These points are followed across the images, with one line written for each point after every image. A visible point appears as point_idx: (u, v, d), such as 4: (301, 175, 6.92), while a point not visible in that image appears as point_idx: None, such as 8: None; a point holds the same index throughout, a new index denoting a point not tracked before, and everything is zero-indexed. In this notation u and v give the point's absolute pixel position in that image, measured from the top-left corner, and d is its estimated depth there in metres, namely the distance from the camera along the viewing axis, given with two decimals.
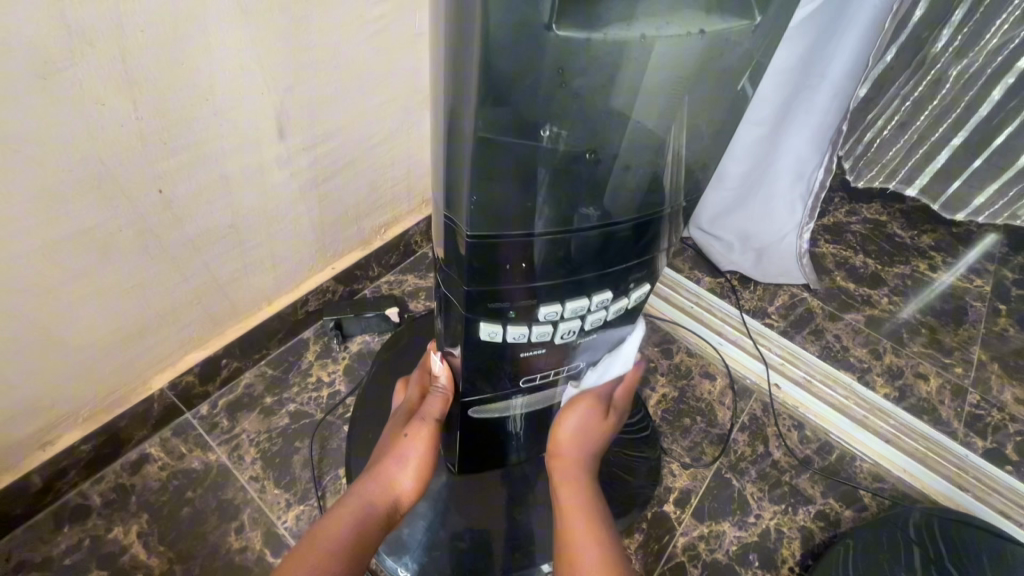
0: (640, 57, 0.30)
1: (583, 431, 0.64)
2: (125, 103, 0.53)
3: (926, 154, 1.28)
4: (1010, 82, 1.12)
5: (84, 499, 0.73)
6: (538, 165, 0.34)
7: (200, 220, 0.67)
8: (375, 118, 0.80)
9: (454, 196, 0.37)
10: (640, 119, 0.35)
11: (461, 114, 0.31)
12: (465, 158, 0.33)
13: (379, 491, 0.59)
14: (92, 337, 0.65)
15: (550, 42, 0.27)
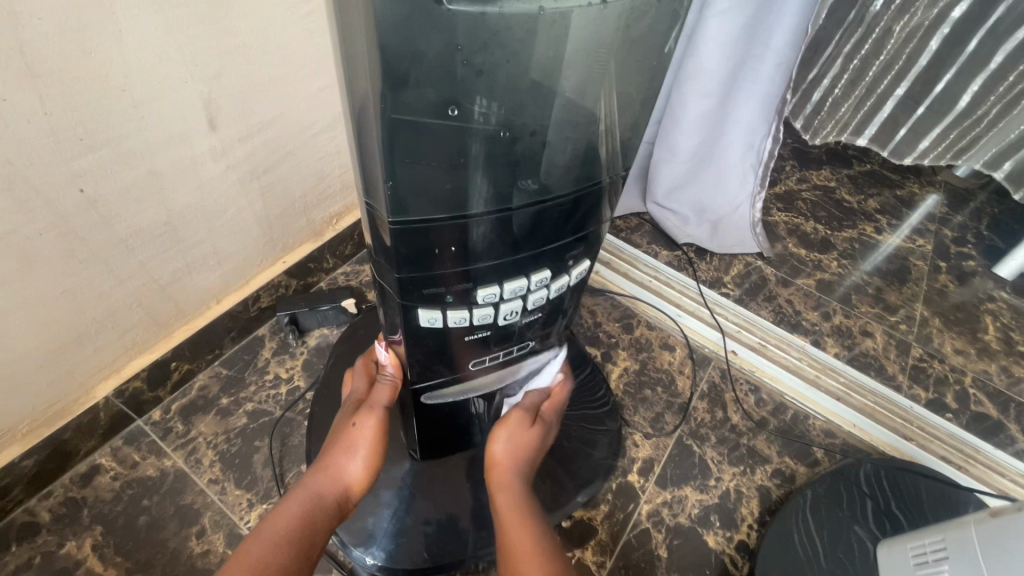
0: (545, 31, 0.30)
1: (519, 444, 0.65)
2: (31, 94, 0.49)
3: (873, 106, 1.23)
4: (946, 33, 1.04)
5: (31, 516, 0.70)
6: (464, 146, 0.34)
7: (130, 217, 0.63)
8: (314, 105, 0.77)
9: (372, 182, 0.36)
10: (568, 96, 0.34)
11: (368, 97, 0.31)
12: (377, 142, 0.33)
13: (324, 487, 0.57)
14: (18, 347, 0.61)
15: (443, 15, 0.27)
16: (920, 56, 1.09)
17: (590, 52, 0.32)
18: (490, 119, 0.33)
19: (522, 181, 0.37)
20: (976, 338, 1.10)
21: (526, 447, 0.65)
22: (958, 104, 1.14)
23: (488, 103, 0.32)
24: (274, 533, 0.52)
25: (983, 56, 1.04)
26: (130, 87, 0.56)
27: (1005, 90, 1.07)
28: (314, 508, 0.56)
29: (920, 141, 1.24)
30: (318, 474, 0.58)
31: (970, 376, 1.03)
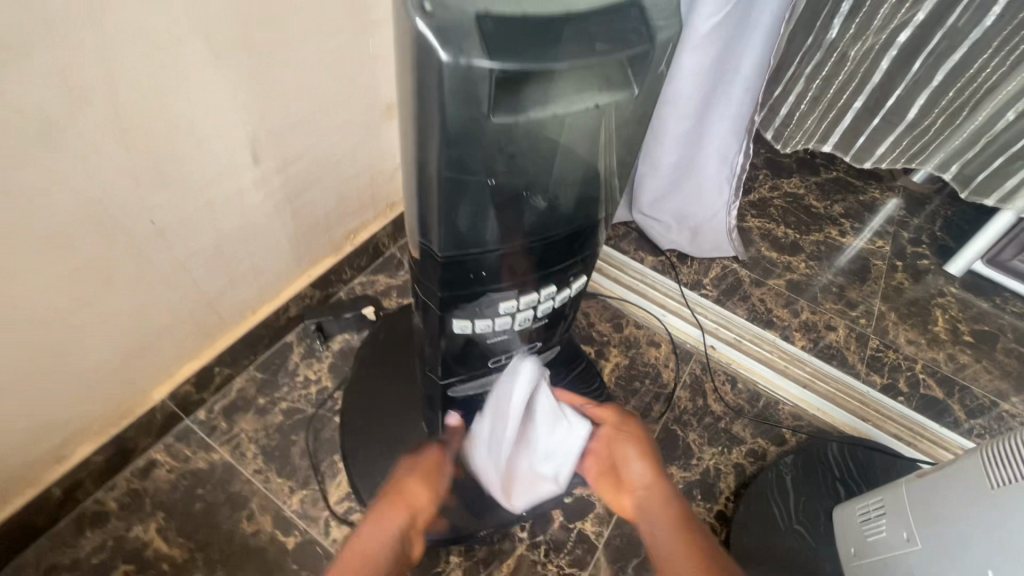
0: (556, 126, 0.39)
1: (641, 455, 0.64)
2: (119, 149, 0.59)
3: (835, 119, 1.20)
4: (894, 54, 1.04)
5: (100, 505, 0.80)
6: (496, 200, 0.44)
7: (189, 243, 0.73)
8: (335, 138, 0.87)
9: (425, 225, 0.46)
10: (569, 161, 0.44)
11: (427, 171, 0.40)
12: (432, 199, 0.43)
13: (431, 484, 0.65)
14: (93, 360, 0.71)
15: (488, 124, 0.36)
16: (873, 73, 1.09)
17: (587, 132, 0.42)
18: (514, 182, 0.43)
19: (537, 220, 0.48)
20: (927, 330, 1.23)
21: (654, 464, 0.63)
22: (909, 114, 1.13)
23: (514, 172, 0.42)
24: (393, 519, 0.59)
25: (927, 74, 1.05)
26: (193, 135, 0.65)
27: (950, 102, 1.08)
28: (426, 504, 0.63)
29: (878, 147, 1.21)
30: (426, 470, 0.66)
31: (920, 364, 1.17)
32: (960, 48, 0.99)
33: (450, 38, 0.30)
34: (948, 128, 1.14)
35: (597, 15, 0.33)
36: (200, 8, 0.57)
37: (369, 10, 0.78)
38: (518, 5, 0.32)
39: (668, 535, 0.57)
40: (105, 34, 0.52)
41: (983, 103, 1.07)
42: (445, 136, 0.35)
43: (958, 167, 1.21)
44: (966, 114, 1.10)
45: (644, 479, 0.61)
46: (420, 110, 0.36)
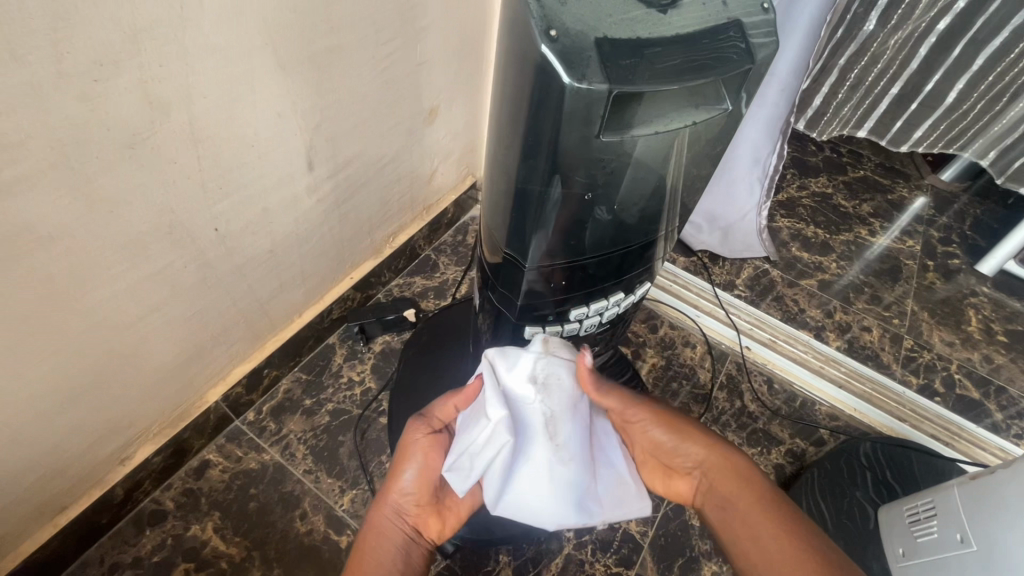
0: (643, 145, 0.40)
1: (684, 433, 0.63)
2: (192, 159, 0.60)
3: (870, 105, 1.23)
4: (933, 41, 1.05)
5: (158, 504, 0.82)
6: (582, 215, 0.45)
7: (247, 248, 0.75)
8: (384, 141, 0.89)
9: (513, 237, 0.49)
10: (649, 178, 0.46)
11: (527, 190, 0.43)
12: (526, 216, 0.46)
13: (425, 466, 0.58)
14: (158, 362, 0.72)
15: (594, 144, 0.37)
16: (911, 61, 1.10)
17: (672, 148, 0.43)
18: (599, 198, 0.44)
19: (617, 234, 0.50)
20: (960, 329, 1.23)
21: (698, 436, 0.62)
22: (946, 99, 1.15)
23: (604, 189, 0.43)
24: (388, 516, 0.58)
25: (966, 60, 1.06)
26: (256, 143, 0.67)
27: (988, 88, 1.10)
28: (422, 485, 0.58)
29: (915, 130, 1.25)
30: (412, 450, 0.59)
31: (955, 364, 1.17)
32: (1000, 34, 0.99)
33: (574, 62, 0.32)
34: (986, 114, 1.17)
35: (698, 36, 0.34)
36: (267, 19, 0.59)
37: (419, 18, 0.79)
38: (632, 29, 0.33)
39: (740, 517, 0.58)
40: (183, 47, 0.53)
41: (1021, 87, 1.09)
42: (555, 152, 0.37)
43: (994, 153, 1.25)
44: (1004, 99, 1.12)
45: (698, 456, 0.62)
46: (529, 128, 0.37)
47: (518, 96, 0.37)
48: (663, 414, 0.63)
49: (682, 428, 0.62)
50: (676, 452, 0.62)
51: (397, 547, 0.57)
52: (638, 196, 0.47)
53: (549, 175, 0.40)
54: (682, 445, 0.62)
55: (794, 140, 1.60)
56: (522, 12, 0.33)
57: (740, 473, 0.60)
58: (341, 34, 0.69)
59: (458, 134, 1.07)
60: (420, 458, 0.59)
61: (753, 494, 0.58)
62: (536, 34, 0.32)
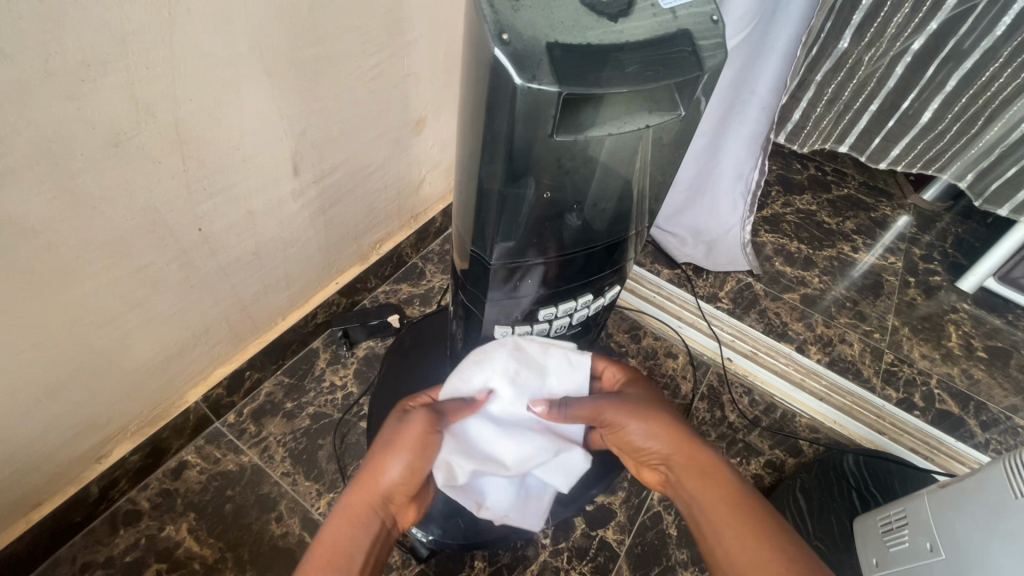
0: (599, 147, 0.42)
1: (649, 424, 0.60)
2: (176, 159, 0.62)
3: (850, 120, 1.26)
4: (909, 60, 1.08)
5: (133, 505, 0.81)
6: (545, 215, 0.47)
7: (230, 249, 0.76)
8: (372, 149, 0.91)
9: (478, 236, 0.50)
10: (613, 179, 0.47)
11: (489, 189, 0.45)
12: (490, 215, 0.47)
13: (416, 466, 0.55)
14: (137, 359, 0.73)
15: (551, 143, 0.38)
16: (887, 80, 1.14)
17: (631, 152, 0.45)
18: (558, 198, 0.45)
19: (581, 236, 0.51)
20: (941, 345, 1.24)
21: (669, 430, 0.60)
22: (922, 118, 1.20)
23: (563, 190, 0.45)
24: (369, 509, 0.54)
25: (941, 79, 1.10)
26: (242, 145, 0.68)
27: (962, 109, 1.14)
28: (405, 482, 0.55)
29: (892, 150, 1.30)
30: (398, 447, 0.55)
31: (935, 379, 1.18)
32: (972, 56, 1.04)
33: (526, 65, 0.33)
34: (962, 136, 1.21)
35: (646, 46, 0.36)
36: (253, 27, 0.61)
37: (407, 30, 0.82)
38: (582, 35, 0.35)
39: (707, 514, 0.57)
40: (172, 51, 0.55)
41: (995, 114, 1.13)
42: (511, 150, 0.39)
43: (971, 176, 1.29)
44: (980, 122, 1.16)
45: (665, 450, 0.60)
46: (489, 127, 0.39)
47: (479, 98, 0.39)
48: (628, 408, 0.61)
49: (654, 421, 0.61)
50: (645, 447, 0.61)
51: (363, 545, 0.53)
52: (600, 199, 0.49)
53: (510, 174, 0.42)
54: (650, 438, 0.60)
55: (779, 158, 1.63)
56: (478, 17, 0.34)
57: (708, 470, 0.58)
58: (327, 45, 0.71)
59: (446, 145, 1.11)
60: (414, 459, 0.55)
61: (718, 489, 0.57)
62: (489, 37, 0.33)
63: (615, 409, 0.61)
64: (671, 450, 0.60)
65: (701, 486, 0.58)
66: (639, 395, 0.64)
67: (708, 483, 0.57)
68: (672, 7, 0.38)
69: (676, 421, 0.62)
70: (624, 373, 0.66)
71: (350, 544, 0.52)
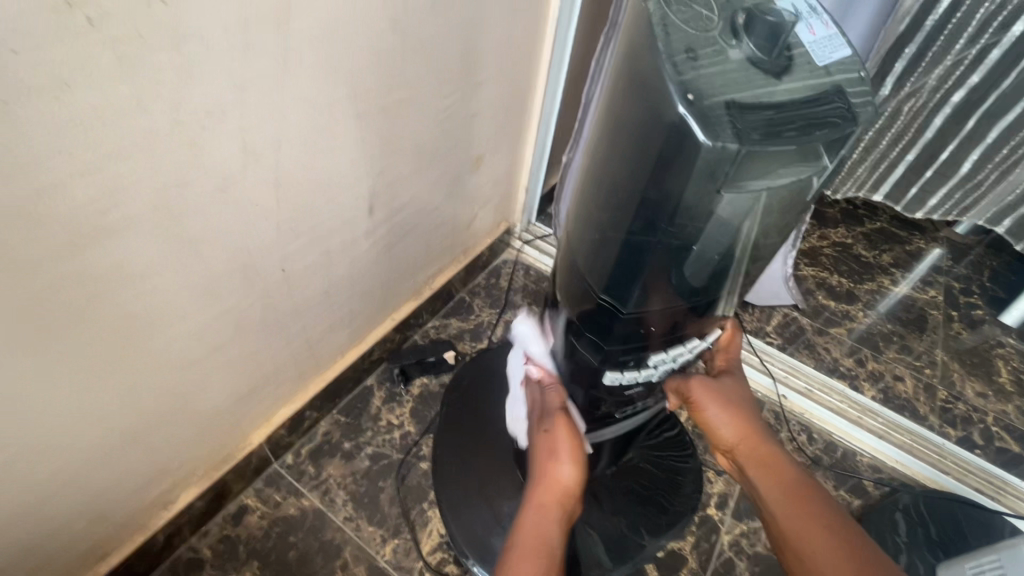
0: (753, 200, 0.41)
1: (726, 411, 0.65)
2: (272, 201, 0.62)
3: (885, 170, 1.28)
4: (947, 113, 1.12)
5: (194, 552, 0.79)
6: (682, 265, 0.46)
7: (307, 289, 0.76)
8: (436, 188, 0.92)
9: (610, 284, 0.50)
10: (747, 231, 0.46)
11: (636, 237, 0.45)
12: (634, 265, 0.47)
13: (577, 452, 0.59)
14: (213, 402, 0.72)
15: (715, 198, 0.39)
16: (925, 130, 1.17)
17: (773, 204, 0.44)
18: (700, 248, 0.45)
19: (704, 284, 0.51)
20: (992, 380, 1.23)
21: (743, 421, 0.65)
22: (960, 169, 1.21)
23: (707, 240, 0.44)
24: (557, 504, 0.56)
25: (979, 132, 1.13)
26: (329, 187, 0.69)
27: (1002, 159, 1.16)
28: (578, 472, 0.58)
29: (930, 200, 1.30)
30: (548, 442, 0.60)
31: (991, 416, 1.16)
32: (1012, 110, 1.07)
33: (711, 123, 0.34)
34: (999, 184, 1.22)
35: (811, 103, 0.37)
36: (352, 75, 0.63)
37: (478, 73, 0.85)
38: (757, 95, 0.35)
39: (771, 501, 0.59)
40: (281, 98, 0.56)
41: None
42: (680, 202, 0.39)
43: (1009, 221, 1.28)
44: (1014, 172, 1.18)
45: (734, 437, 0.65)
46: (657, 174, 0.39)
47: (645, 150, 0.39)
48: (709, 390, 0.66)
49: (731, 408, 0.65)
50: (720, 428, 0.65)
51: (558, 534, 0.54)
52: (732, 251, 0.48)
53: (659, 225, 0.42)
54: (725, 422, 0.65)
55: None
56: (660, 78, 0.35)
57: (775, 463, 0.61)
58: (410, 89, 0.72)
59: (498, 181, 1.12)
60: (574, 446, 0.59)
61: (783, 478, 0.60)
62: (676, 98, 0.34)
63: (695, 388, 0.67)
64: (745, 439, 0.64)
65: (769, 477, 0.61)
66: (735, 388, 0.67)
67: (777, 471, 0.60)
68: (825, 64, 0.38)
69: (754, 415, 0.65)
70: (724, 360, 0.69)
71: (547, 540, 0.53)
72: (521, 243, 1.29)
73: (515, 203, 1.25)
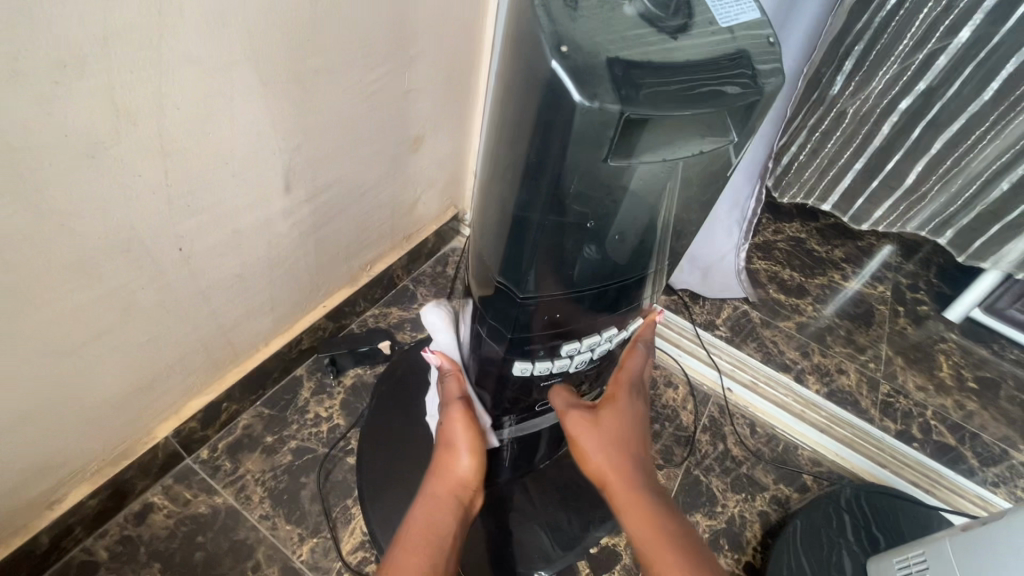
0: (657, 172, 0.38)
1: (598, 438, 0.63)
2: (157, 171, 0.56)
3: (834, 177, 1.28)
4: (895, 120, 1.11)
5: (89, 555, 0.73)
6: (585, 247, 0.43)
7: (213, 272, 0.70)
8: (366, 170, 0.87)
9: (511, 266, 0.46)
10: (661, 207, 0.43)
11: (529, 215, 0.41)
12: (527, 243, 0.43)
13: (474, 446, 0.61)
14: (101, 393, 0.65)
15: (605, 168, 0.35)
16: (874, 137, 1.17)
17: (683, 180, 0.41)
18: (601, 226, 0.41)
19: (616, 267, 0.47)
20: (933, 376, 1.24)
21: (613, 450, 0.62)
22: (906, 180, 1.19)
23: (607, 216, 0.41)
24: (451, 496, 0.59)
25: (926, 142, 1.11)
26: (232, 159, 0.63)
27: (945, 171, 1.12)
28: (475, 470, 0.61)
29: (875, 211, 1.29)
30: (455, 430, 0.62)
31: (931, 410, 1.17)
32: (958, 119, 1.04)
33: (586, 80, 0.30)
34: (941, 197, 1.17)
35: (709, 62, 0.33)
36: (252, 34, 0.57)
37: (410, 45, 0.80)
38: (643, 52, 0.32)
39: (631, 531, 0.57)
40: (158, 57, 0.50)
41: (976, 172, 1.09)
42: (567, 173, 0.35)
43: (950, 234, 1.24)
44: (955, 185, 1.14)
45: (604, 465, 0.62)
46: (542, 142, 0.35)
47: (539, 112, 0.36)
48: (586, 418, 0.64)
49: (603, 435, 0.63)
50: (592, 456, 0.62)
51: (452, 529, 0.56)
52: (643, 232, 0.45)
53: (553, 202, 0.39)
54: (596, 451, 0.62)
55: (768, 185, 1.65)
56: (533, 28, 0.32)
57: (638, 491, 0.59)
58: (328, 55, 0.67)
59: (443, 164, 1.08)
60: (472, 438, 0.62)
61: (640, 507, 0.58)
62: (548, 51, 0.31)
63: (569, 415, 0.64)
64: (613, 466, 0.61)
65: (631, 505, 0.58)
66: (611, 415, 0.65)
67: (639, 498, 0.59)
68: (729, 25, 0.35)
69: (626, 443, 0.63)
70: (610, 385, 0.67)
71: (436, 532, 0.55)
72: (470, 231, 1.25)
73: (464, 188, 1.20)
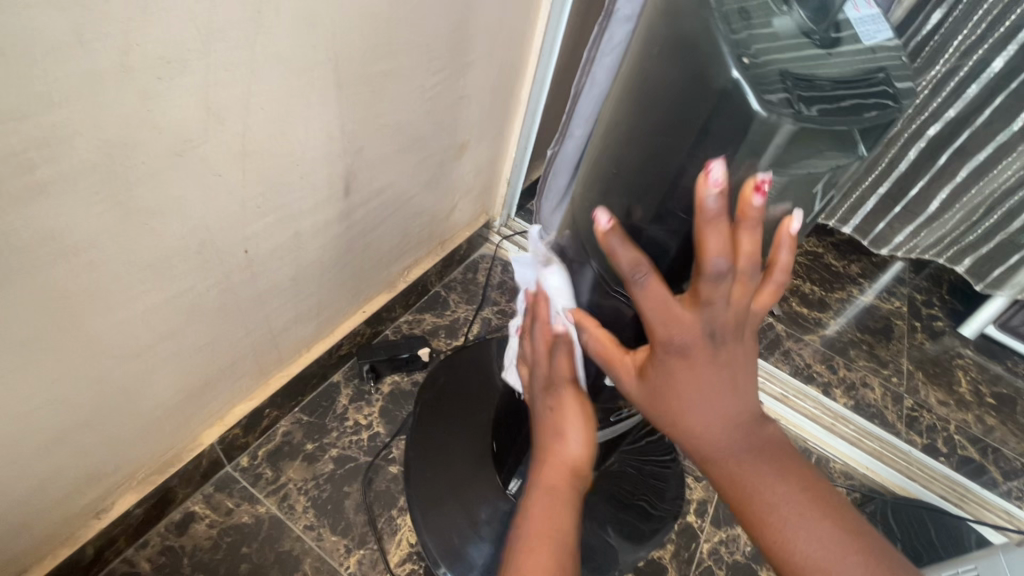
0: (795, 186, 0.39)
1: (703, 373, 0.42)
2: (238, 173, 0.55)
3: (855, 203, 1.31)
4: (922, 146, 1.14)
5: (131, 566, 0.70)
6: None
7: (272, 275, 0.69)
8: (414, 177, 0.86)
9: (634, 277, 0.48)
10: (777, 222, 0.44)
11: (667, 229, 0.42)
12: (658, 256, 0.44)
13: (585, 427, 0.56)
14: (158, 399, 0.63)
15: (759, 179, 0.37)
16: (899, 162, 1.19)
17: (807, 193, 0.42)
18: None
19: None
20: (952, 390, 1.27)
21: (723, 385, 0.43)
22: (928, 208, 1.23)
23: None
24: (567, 483, 0.54)
25: (951, 169, 1.14)
26: (303, 161, 0.62)
27: (971, 198, 1.16)
28: (587, 451, 0.55)
29: (896, 236, 1.31)
30: (566, 417, 0.55)
31: (953, 425, 1.19)
32: (985, 148, 1.07)
33: (767, 91, 0.32)
34: (963, 224, 1.22)
35: (866, 77, 0.34)
36: (336, 38, 0.56)
37: (468, 52, 0.79)
38: (811, 67, 0.33)
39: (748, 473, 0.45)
40: (252, 58, 0.49)
41: (997, 203, 1.14)
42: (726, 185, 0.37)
43: (969, 261, 1.28)
44: (979, 212, 1.18)
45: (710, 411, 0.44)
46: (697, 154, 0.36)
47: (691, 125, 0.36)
48: (684, 357, 0.42)
49: (709, 372, 0.42)
50: (696, 403, 0.43)
51: (571, 521, 0.52)
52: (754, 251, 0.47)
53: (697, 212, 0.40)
54: (700, 395, 0.43)
55: None
56: (710, 41, 0.34)
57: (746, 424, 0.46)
58: (397, 60, 0.67)
59: (481, 172, 1.08)
60: (584, 416, 0.56)
61: (750, 441, 0.46)
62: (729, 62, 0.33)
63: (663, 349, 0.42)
64: (722, 407, 0.44)
65: (742, 441, 0.46)
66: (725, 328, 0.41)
67: (747, 431, 0.46)
68: (871, 44, 0.36)
69: (738, 359, 0.43)
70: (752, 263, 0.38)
71: (557, 527, 0.51)
72: (500, 238, 1.24)
73: (496, 195, 1.19)
